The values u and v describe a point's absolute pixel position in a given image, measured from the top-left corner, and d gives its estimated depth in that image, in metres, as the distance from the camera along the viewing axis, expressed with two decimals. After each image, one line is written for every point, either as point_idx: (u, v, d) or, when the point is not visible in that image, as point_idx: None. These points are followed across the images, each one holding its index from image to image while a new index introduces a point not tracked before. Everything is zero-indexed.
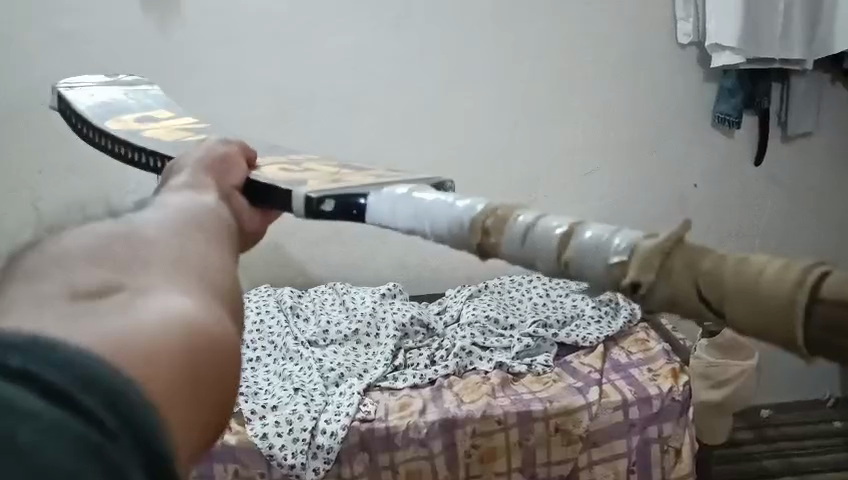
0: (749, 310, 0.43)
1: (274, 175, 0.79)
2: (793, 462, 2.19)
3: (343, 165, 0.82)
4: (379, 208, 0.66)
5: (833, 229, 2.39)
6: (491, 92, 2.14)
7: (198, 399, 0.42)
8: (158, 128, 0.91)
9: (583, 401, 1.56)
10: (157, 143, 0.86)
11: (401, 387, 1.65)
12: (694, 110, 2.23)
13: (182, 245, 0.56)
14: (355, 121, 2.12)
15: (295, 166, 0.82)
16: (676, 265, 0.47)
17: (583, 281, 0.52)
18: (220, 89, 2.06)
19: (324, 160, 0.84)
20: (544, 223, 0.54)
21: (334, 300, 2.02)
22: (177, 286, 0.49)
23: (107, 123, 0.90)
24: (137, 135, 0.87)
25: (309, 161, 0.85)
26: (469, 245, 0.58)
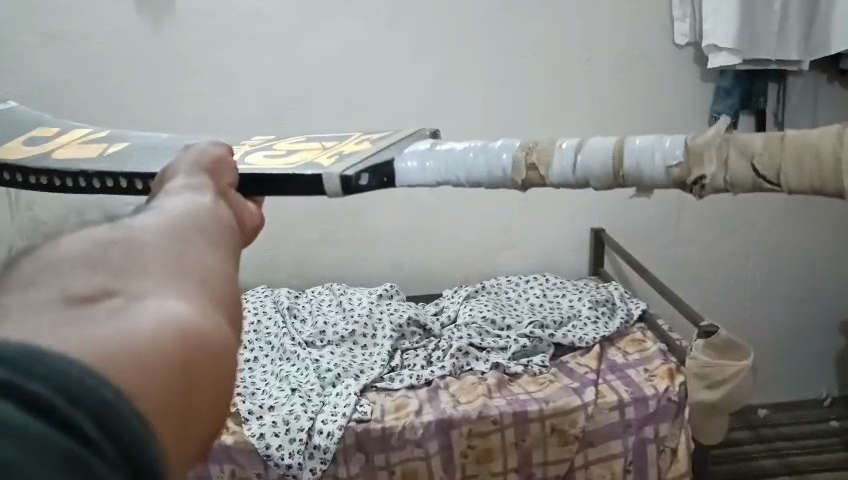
0: (795, 171, 0.63)
1: (271, 158, 0.82)
2: (791, 461, 2.20)
3: (311, 141, 0.88)
4: (412, 169, 0.76)
5: (831, 229, 2.39)
6: (488, 92, 2.14)
7: (194, 410, 0.40)
8: (78, 148, 0.86)
9: (579, 401, 1.56)
10: (95, 164, 0.82)
11: (397, 388, 1.65)
12: (692, 110, 2.23)
13: (184, 243, 0.52)
14: (353, 121, 2.11)
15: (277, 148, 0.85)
16: (732, 154, 0.66)
17: (637, 184, 0.71)
18: (217, 90, 2.06)
19: (288, 140, 0.89)
20: (588, 147, 0.72)
21: (331, 301, 2.01)
22: (176, 291, 0.45)
23: (20, 160, 0.84)
24: (68, 161, 0.82)
25: (277, 143, 0.89)
26: (513, 181, 0.75)
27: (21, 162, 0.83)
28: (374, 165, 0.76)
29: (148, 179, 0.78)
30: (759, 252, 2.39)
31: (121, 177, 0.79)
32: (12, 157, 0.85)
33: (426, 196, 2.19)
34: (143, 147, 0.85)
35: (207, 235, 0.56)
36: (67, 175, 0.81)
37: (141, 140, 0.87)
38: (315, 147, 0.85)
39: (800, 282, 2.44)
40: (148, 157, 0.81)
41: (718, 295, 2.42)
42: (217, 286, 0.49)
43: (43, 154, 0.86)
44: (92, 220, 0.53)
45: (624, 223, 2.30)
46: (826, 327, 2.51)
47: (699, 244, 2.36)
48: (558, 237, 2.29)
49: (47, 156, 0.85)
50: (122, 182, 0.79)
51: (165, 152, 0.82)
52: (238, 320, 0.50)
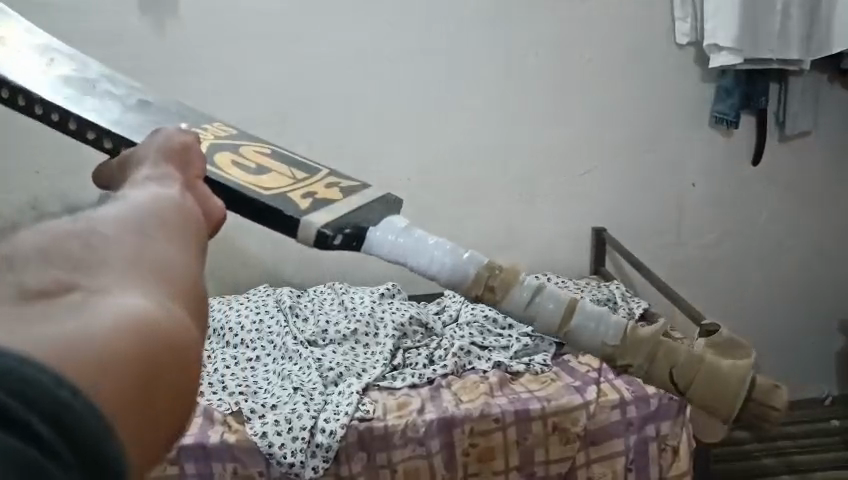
0: (709, 388, 0.62)
1: (237, 174, 0.72)
2: (792, 460, 2.20)
3: (286, 154, 0.78)
4: (381, 241, 0.69)
5: (829, 228, 2.40)
6: (490, 93, 2.14)
7: (154, 407, 0.39)
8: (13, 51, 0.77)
9: (580, 400, 1.57)
10: (38, 83, 0.74)
11: (400, 387, 1.65)
12: (692, 109, 2.23)
13: (148, 234, 0.50)
14: (354, 120, 2.12)
15: (245, 158, 0.75)
16: (659, 352, 0.65)
17: (573, 343, 0.68)
18: (219, 89, 2.06)
19: (262, 146, 0.78)
20: (547, 292, 0.67)
21: (333, 300, 2.02)
22: (139, 284, 0.44)
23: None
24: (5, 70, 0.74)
25: (249, 145, 0.78)
26: (465, 290, 0.67)
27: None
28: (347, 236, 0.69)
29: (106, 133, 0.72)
30: (760, 252, 2.40)
31: (71, 117, 0.72)
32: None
33: (428, 197, 2.20)
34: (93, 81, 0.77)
35: (172, 227, 0.54)
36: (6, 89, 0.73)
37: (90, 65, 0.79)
38: (286, 172, 0.74)
39: (799, 282, 2.45)
40: (108, 104, 0.75)
41: (720, 296, 2.42)
42: (180, 277, 0.48)
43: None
44: (50, 214, 0.51)
45: (625, 222, 2.31)
46: (825, 327, 2.51)
47: (700, 244, 2.36)
48: (559, 236, 2.29)
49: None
50: (71, 122, 0.72)
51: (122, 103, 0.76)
52: (202, 312, 0.49)
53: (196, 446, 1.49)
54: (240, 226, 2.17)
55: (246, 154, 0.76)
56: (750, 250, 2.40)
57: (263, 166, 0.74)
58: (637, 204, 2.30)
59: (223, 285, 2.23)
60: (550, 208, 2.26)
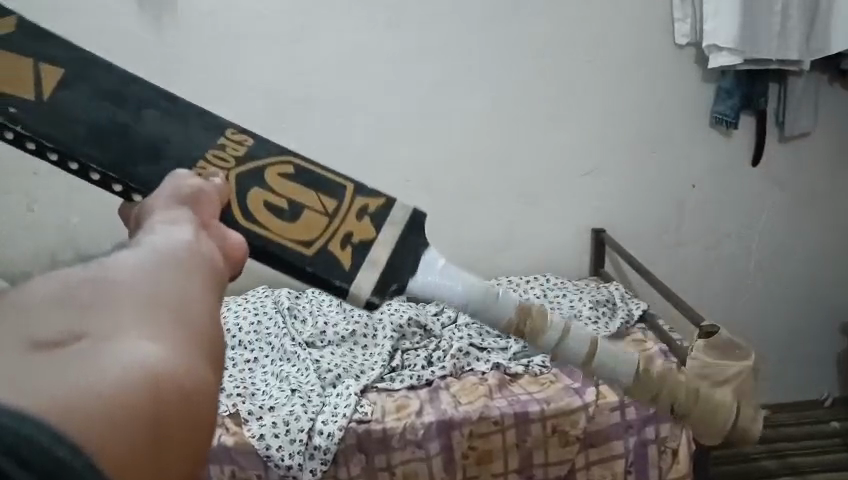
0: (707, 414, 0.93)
1: (281, 228, 0.70)
2: (791, 462, 2.19)
3: (312, 174, 0.73)
4: (421, 287, 0.74)
5: (829, 229, 2.40)
6: (489, 93, 2.14)
7: (166, 458, 0.37)
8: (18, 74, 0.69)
9: (580, 402, 1.55)
10: (52, 125, 0.68)
11: (398, 388, 1.64)
12: (692, 110, 2.23)
13: (164, 275, 0.48)
14: (352, 121, 2.11)
15: (276, 193, 0.71)
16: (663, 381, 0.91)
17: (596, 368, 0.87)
18: (218, 90, 2.05)
19: (287, 164, 0.73)
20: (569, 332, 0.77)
21: (331, 301, 2.01)
22: (156, 324, 0.42)
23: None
24: (15, 110, 0.67)
25: (271, 168, 0.72)
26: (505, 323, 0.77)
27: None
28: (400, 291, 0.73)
29: (132, 183, 0.68)
30: (760, 253, 2.39)
31: (93, 170, 0.68)
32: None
33: (426, 196, 2.19)
34: (107, 102, 0.71)
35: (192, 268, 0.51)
36: (18, 129, 0.67)
37: (99, 80, 0.72)
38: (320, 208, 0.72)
39: (799, 283, 2.44)
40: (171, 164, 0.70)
41: (719, 297, 2.42)
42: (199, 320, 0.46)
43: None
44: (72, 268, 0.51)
45: (625, 223, 2.31)
46: (825, 327, 2.51)
47: (700, 245, 2.36)
48: (559, 237, 2.29)
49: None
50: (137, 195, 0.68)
51: (138, 134, 0.70)
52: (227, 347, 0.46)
53: None
54: None
55: (275, 186, 0.71)
56: (749, 251, 2.39)
57: (298, 203, 0.71)
58: (637, 205, 2.29)
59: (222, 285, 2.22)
60: (550, 209, 2.26)
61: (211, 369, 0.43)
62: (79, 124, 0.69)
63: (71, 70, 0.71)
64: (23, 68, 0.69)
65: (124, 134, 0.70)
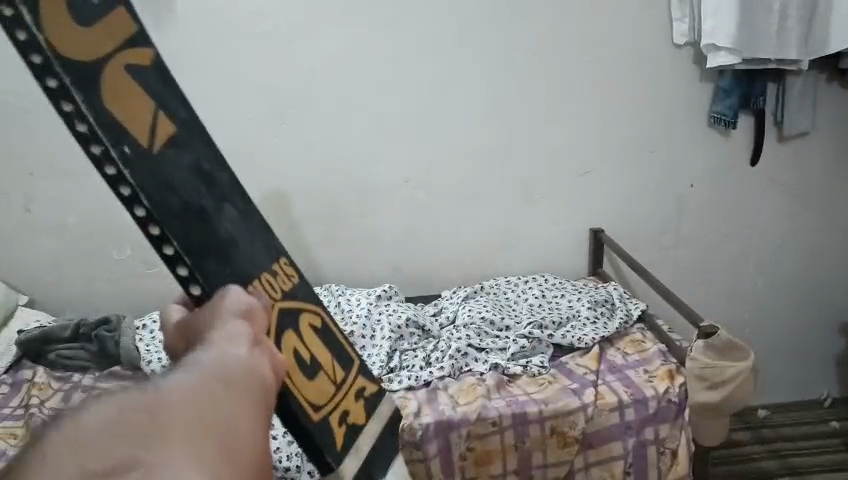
0: None
1: (299, 379, 0.67)
2: (791, 463, 2.19)
3: (326, 331, 0.75)
4: None
5: (828, 230, 2.40)
6: (487, 94, 2.13)
7: None
8: (135, 92, 0.59)
9: (578, 403, 1.55)
10: (152, 175, 0.59)
11: (396, 389, 1.64)
12: (692, 110, 2.22)
13: (248, 385, 0.49)
14: (350, 122, 2.10)
15: (303, 341, 0.70)
16: None
17: None
18: (216, 89, 2.04)
19: (315, 315, 0.74)
20: None
21: (329, 302, 2.00)
22: (209, 447, 0.42)
23: (62, 56, 0.54)
24: (126, 149, 0.57)
25: (308, 317, 0.73)
26: None
27: (67, 59, 0.54)
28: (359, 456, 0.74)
29: (169, 232, 0.59)
30: (758, 253, 2.39)
31: (171, 244, 0.59)
32: (48, 27, 0.54)
33: (426, 197, 2.19)
34: (201, 180, 0.63)
35: (258, 363, 0.53)
36: (119, 165, 0.57)
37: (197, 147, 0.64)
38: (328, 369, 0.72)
39: (798, 283, 2.44)
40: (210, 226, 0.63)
41: (718, 297, 2.42)
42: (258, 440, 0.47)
43: (96, 66, 0.56)
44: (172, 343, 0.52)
45: (624, 224, 2.30)
46: (825, 327, 2.51)
47: (699, 246, 2.36)
48: (558, 237, 2.28)
49: (97, 84, 0.56)
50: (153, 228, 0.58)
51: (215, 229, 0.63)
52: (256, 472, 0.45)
53: None
54: None
55: (303, 331, 0.71)
56: (748, 252, 2.39)
57: (317, 363, 0.71)
58: (636, 205, 2.29)
59: None
60: (549, 210, 2.25)
61: None
62: (175, 193, 0.60)
63: (181, 126, 0.62)
64: (132, 76, 0.59)
65: (204, 221, 0.62)
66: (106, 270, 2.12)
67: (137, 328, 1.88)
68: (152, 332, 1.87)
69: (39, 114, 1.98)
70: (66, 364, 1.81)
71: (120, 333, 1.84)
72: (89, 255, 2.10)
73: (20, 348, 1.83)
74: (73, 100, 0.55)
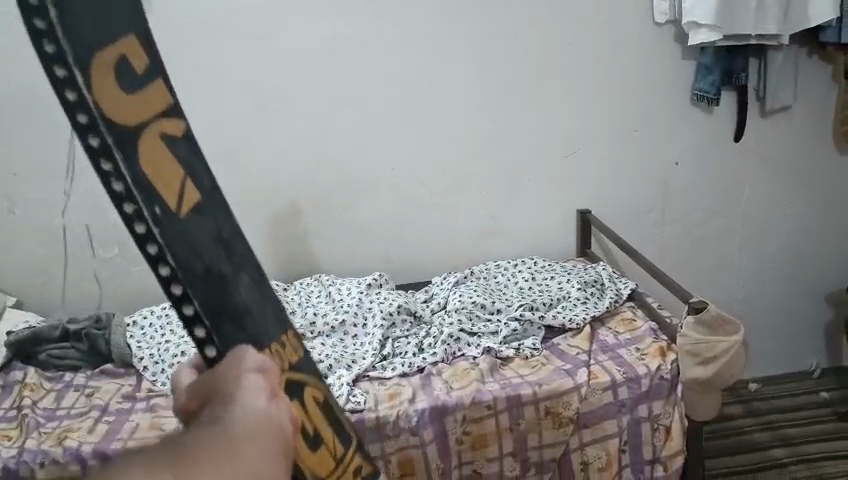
0: None
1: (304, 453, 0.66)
2: (782, 434, 2.21)
3: (329, 405, 0.74)
4: None
5: (812, 202, 2.42)
6: (470, 78, 2.13)
7: None
8: (170, 163, 0.61)
9: (572, 383, 1.56)
10: (178, 240, 0.59)
11: (390, 376, 1.64)
12: (674, 89, 2.23)
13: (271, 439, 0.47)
14: (334, 112, 2.09)
15: (308, 413, 0.69)
16: None
17: None
18: (197, 83, 2.02)
19: (318, 387, 0.73)
20: None
21: (320, 292, 2.00)
22: None
23: (108, 116, 0.55)
24: (157, 210, 0.58)
25: (311, 391, 0.71)
26: None
27: (111, 124, 0.56)
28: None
29: (192, 293, 0.59)
30: (744, 228, 2.41)
31: (190, 302, 0.59)
32: (94, 89, 0.55)
33: (413, 184, 2.18)
34: (222, 247, 0.64)
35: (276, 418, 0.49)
36: (149, 223, 0.57)
37: (221, 220, 0.65)
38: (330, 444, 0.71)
39: (785, 257, 2.46)
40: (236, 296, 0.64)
41: (707, 274, 2.44)
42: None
43: (135, 134, 0.58)
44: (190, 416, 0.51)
45: (612, 204, 2.31)
46: (813, 299, 2.53)
47: (685, 223, 2.37)
48: (546, 220, 2.29)
49: (134, 147, 0.57)
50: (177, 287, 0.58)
51: (232, 293, 0.63)
52: None
53: None
54: None
55: (308, 403, 0.70)
56: (735, 228, 2.41)
57: (320, 441, 0.70)
58: (623, 186, 2.30)
59: None
60: (536, 193, 2.26)
61: None
62: (199, 258, 0.61)
63: (207, 198, 0.64)
64: (163, 146, 0.61)
65: (225, 286, 0.63)
66: (93, 268, 2.10)
67: (127, 325, 1.87)
68: (143, 328, 1.86)
69: (18, 114, 1.96)
70: (59, 364, 1.80)
71: (111, 330, 1.83)
72: (75, 254, 2.09)
73: (10, 349, 1.79)
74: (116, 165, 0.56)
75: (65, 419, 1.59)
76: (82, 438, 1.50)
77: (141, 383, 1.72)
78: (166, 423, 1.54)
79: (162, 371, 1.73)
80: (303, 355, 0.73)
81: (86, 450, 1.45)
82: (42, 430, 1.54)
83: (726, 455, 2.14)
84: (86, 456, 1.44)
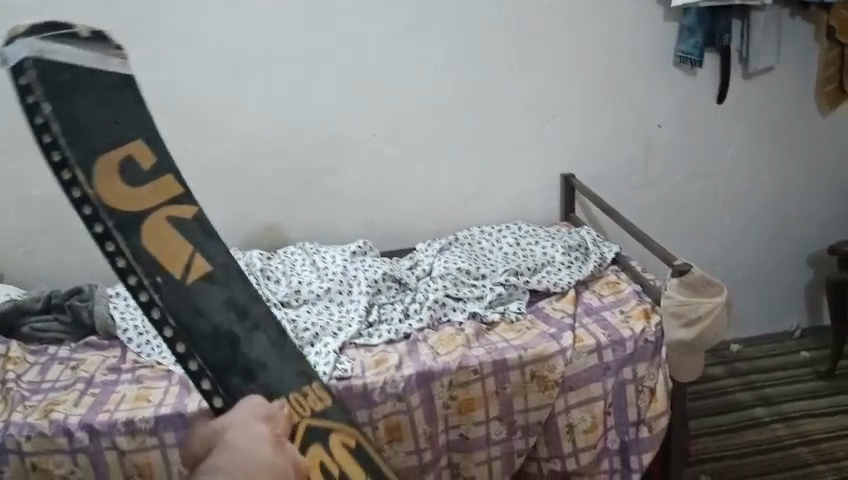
0: None
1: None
2: (764, 393, 2.25)
3: (364, 453, 0.84)
4: None
5: (794, 163, 2.44)
6: (452, 42, 2.10)
7: None
8: (175, 239, 0.83)
9: (557, 347, 1.57)
10: (181, 307, 0.80)
11: (376, 343, 1.64)
12: (657, 51, 2.22)
13: None
14: (314, 78, 2.06)
15: (332, 455, 0.80)
16: None
17: None
18: (173, 49, 1.97)
19: (348, 434, 0.84)
20: None
21: (304, 260, 1.99)
22: None
23: (112, 208, 0.80)
24: (158, 279, 0.80)
25: (341, 435, 0.83)
26: None
27: (114, 213, 0.79)
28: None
29: (192, 347, 0.80)
30: (727, 191, 2.42)
31: (194, 359, 0.79)
32: (97, 185, 0.80)
33: (396, 150, 2.16)
34: (236, 311, 0.84)
35: (277, 464, 0.59)
36: (151, 293, 0.79)
37: (236, 291, 0.85)
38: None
39: (765, 219, 2.48)
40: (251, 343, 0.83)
41: (690, 237, 2.45)
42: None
43: (139, 216, 0.81)
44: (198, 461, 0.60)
45: (595, 168, 2.31)
46: (793, 260, 2.56)
47: (668, 186, 2.37)
48: (529, 185, 2.28)
49: (139, 229, 0.81)
50: (180, 344, 0.79)
51: (245, 349, 0.82)
52: None
53: (173, 414, 1.45)
54: (205, 192, 2.10)
55: (333, 448, 0.81)
56: (717, 190, 2.41)
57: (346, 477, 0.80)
58: (606, 149, 2.29)
59: None
60: (518, 158, 2.25)
61: None
62: (206, 320, 0.81)
63: (218, 268, 0.85)
64: (175, 230, 0.83)
65: (237, 344, 0.82)
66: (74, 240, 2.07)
67: (110, 296, 1.86)
68: (126, 299, 1.85)
69: None
70: (42, 336, 1.78)
71: (94, 303, 1.81)
72: (56, 226, 2.06)
73: None
74: (125, 247, 0.79)
75: (51, 391, 1.58)
76: (68, 410, 1.49)
77: (126, 355, 1.71)
78: (151, 394, 1.53)
79: (147, 342, 1.72)
80: (341, 407, 0.86)
81: (73, 423, 1.44)
82: (27, 404, 1.53)
83: (709, 415, 2.17)
84: (73, 429, 1.44)
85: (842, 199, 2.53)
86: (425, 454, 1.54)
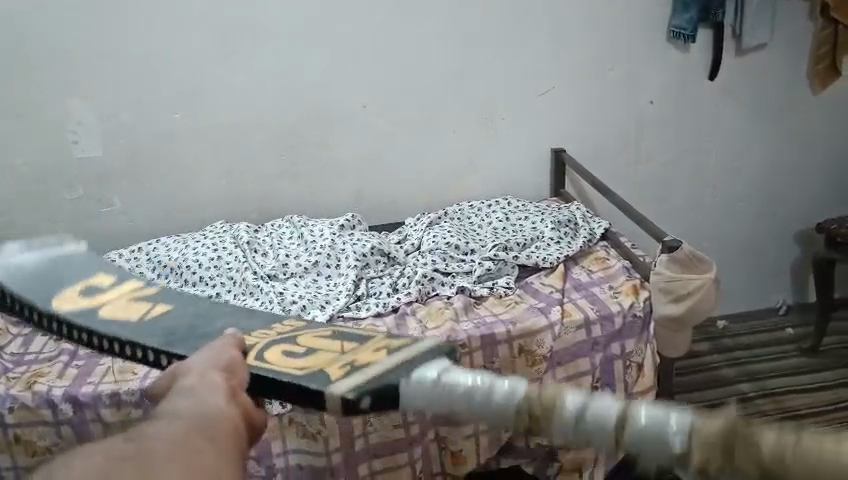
0: None
1: (288, 363, 0.74)
2: (748, 369, 2.27)
3: (341, 334, 0.79)
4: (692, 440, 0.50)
5: (784, 141, 2.43)
6: (444, 13, 2.07)
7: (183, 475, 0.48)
8: (135, 307, 0.94)
9: (545, 322, 1.57)
10: (132, 331, 0.88)
11: (364, 316, 1.64)
12: (651, 25, 2.21)
13: (216, 396, 0.62)
14: (303, 48, 2.03)
15: (299, 343, 0.78)
16: None
17: None
18: (160, 17, 1.93)
19: (321, 331, 0.81)
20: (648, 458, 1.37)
21: (292, 234, 1.97)
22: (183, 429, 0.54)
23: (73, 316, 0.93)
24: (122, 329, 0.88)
25: (315, 333, 0.81)
26: None
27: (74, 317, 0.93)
28: (373, 389, 0.65)
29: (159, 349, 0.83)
30: (717, 167, 2.42)
31: (145, 349, 0.83)
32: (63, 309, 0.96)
33: (387, 123, 2.14)
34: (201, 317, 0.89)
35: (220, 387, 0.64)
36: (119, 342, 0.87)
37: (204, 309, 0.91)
38: (335, 349, 0.75)
39: (755, 196, 2.48)
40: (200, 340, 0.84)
41: (680, 213, 2.45)
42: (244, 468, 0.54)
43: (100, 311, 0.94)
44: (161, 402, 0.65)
45: (586, 144, 2.29)
46: (782, 239, 2.57)
47: (658, 162, 2.36)
48: (519, 160, 2.27)
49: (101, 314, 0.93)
50: (146, 352, 0.83)
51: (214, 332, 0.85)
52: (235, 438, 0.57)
53: None
54: (192, 162, 2.07)
55: (303, 341, 0.79)
56: (708, 168, 2.41)
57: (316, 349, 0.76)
58: (597, 125, 2.28)
59: (179, 220, 2.12)
60: (509, 132, 2.23)
61: (228, 444, 0.55)
62: (173, 329, 0.87)
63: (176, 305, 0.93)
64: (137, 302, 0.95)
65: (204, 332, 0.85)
66: (59, 210, 2.04)
67: None
68: None
69: None
70: None
71: None
72: (37, 197, 2.02)
73: None
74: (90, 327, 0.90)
75: (34, 363, 1.56)
76: (52, 382, 1.47)
77: None
78: (138, 366, 1.52)
79: None
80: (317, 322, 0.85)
81: (57, 395, 1.43)
82: (10, 375, 1.51)
83: (694, 390, 2.19)
84: (57, 401, 1.43)
85: (831, 178, 2.53)
86: (412, 426, 1.55)
